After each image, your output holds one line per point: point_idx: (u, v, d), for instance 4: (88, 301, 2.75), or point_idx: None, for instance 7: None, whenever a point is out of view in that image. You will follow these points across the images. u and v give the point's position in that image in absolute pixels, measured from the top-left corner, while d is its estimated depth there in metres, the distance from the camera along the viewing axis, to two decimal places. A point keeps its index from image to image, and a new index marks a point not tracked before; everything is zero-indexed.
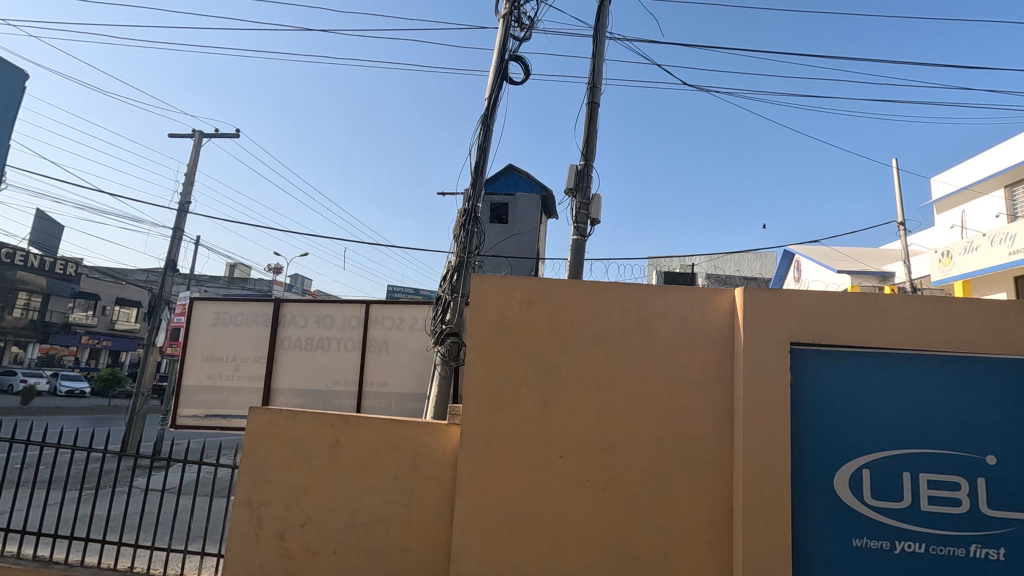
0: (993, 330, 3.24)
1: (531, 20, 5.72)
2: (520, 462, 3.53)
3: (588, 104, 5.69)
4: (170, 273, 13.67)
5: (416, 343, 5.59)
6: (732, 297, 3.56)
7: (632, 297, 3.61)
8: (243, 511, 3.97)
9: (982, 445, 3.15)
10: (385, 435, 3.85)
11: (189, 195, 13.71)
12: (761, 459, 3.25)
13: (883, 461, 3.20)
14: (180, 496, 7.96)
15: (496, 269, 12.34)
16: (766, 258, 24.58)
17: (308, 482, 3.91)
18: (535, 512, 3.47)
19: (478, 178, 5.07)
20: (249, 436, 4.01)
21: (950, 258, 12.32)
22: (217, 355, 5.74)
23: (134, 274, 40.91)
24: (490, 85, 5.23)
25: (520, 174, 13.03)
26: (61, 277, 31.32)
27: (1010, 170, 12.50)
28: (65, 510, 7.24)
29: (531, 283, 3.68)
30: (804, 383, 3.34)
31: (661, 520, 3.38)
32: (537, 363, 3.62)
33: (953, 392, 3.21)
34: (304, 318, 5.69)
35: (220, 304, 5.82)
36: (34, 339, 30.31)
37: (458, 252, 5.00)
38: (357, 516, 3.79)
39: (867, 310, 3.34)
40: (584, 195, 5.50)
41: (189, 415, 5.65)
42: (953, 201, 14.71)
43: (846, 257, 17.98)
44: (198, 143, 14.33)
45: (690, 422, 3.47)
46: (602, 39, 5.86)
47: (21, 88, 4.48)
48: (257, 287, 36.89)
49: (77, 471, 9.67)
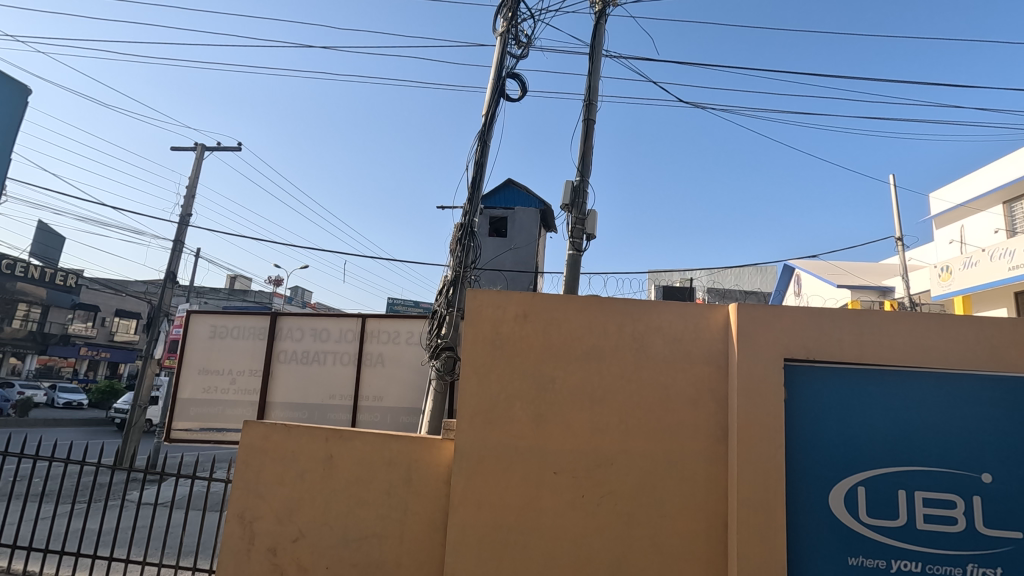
0: (986, 347, 3.24)
1: (528, 38, 5.81)
2: (515, 477, 3.51)
3: (583, 120, 5.75)
4: (171, 284, 13.66)
5: (413, 357, 5.58)
6: (725, 312, 3.56)
7: (626, 311, 3.62)
8: (235, 526, 3.94)
9: (978, 463, 3.13)
10: (379, 450, 3.83)
11: (189, 207, 13.77)
12: (756, 476, 3.23)
13: (878, 478, 3.18)
14: (173, 510, 7.91)
15: (494, 283, 12.32)
16: (766, 271, 24.55)
17: (302, 496, 3.88)
18: (529, 527, 3.44)
19: (474, 194, 5.10)
20: (244, 449, 4.01)
21: (949, 273, 12.32)
22: (212, 368, 5.72)
23: (134, 285, 40.99)
24: (486, 101, 5.28)
25: (520, 189, 13.18)
26: (61, 288, 31.42)
27: (1009, 186, 12.52)
28: (57, 524, 7.17)
29: (527, 298, 3.70)
30: (798, 398, 3.33)
31: (655, 537, 3.36)
32: (531, 377, 3.62)
33: (948, 410, 3.21)
34: (301, 331, 5.68)
35: (217, 317, 5.80)
36: (33, 350, 30.27)
37: (454, 266, 5.01)
38: (350, 531, 3.76)
39: (860, 326, 3.35)
40: (580, 210, 5.54)
41: (183, 428, 5.64)
42: (953, 217, 14.71)
43: (846, 272, 17.99)
44: (200, 156, 14.44)
45: (684, 437, 3.45)
46: (599, 57, 5.94)
47: (25, 103, 4.55)
48: (258, 299, 36.95)
49: (71, 484, 9.61)
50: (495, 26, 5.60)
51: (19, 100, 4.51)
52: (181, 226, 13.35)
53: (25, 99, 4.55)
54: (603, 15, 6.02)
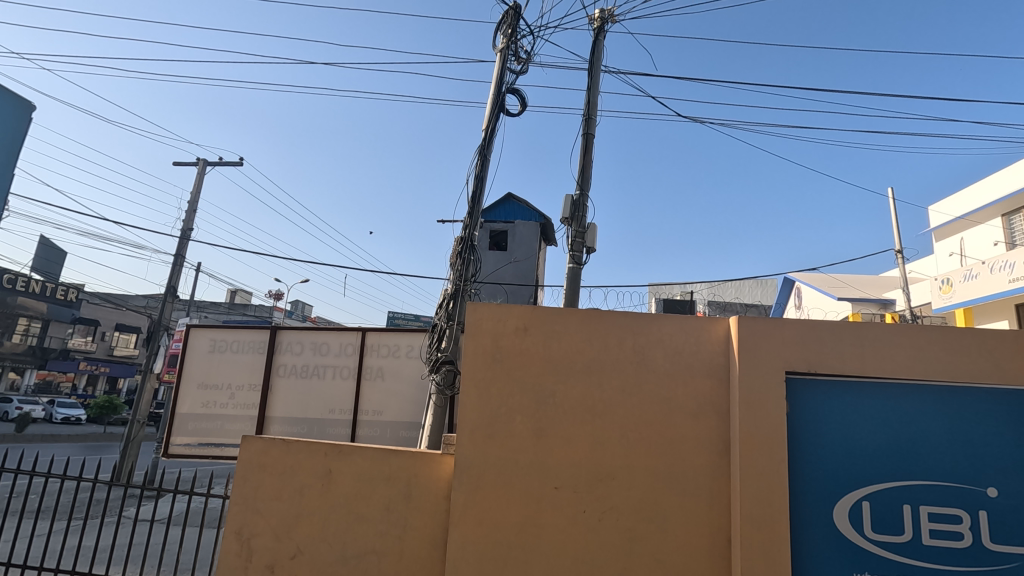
0: (990, 360, 3.22)
1: (527, 54, 5.88)
2: (515, 492, 3.47)
3: (583, 135, 5.79)
4: (172, 298, 13.64)
5: (413, 372, 5.56)
6: (726, 325, 3.56)
7: (626, 325, 3.61)
8: (233, 543, 3.90)
9: (982, 477, 3.11)
10: (378, 465, 3.80)
11: (192, 222, 13.83)
12: (759, 491, 3.19)
13: (883, 493, 3.15)
14: (170, 528, 7.84)
15: (493, 296, 12.33)
16: (766, 284, 24.58)
17: (300, 513, 3.84)
18: (531, 543, 3.39)
19: (475, 207, 5.12)
20: (241, 464, 3.98)
21: (950, 285, 12.30)
22: (211, 383, 5.70)
23: (135, 300, 41.04)
24: (486, 116, 5.32)
25: (519, 203, 13.29)
26: (62, 302, 31.51)
27: (1008, 198, 12.58)
28: (52, 541, 7.10)
29: (527, 311, 3.70)
30: (800, 411, 3.32)
31: (658, 554, 3.31)
32: (531, 391, 3.60)
33: (952, 423, 3.19)
34: (300, 345, 5.67)
35: (217, 331, 5.79)
36: (32, 365, 30.23)
37: (454, 280, 5.01)
38: (349, 547, 3.72)
39: (861, 339, 3.33)
40: (580, 224, 5.56)
41: (181, 443, 5.59)
42: (951, 229, 14.76)
43: (845, 284, 18.00)
44: (202, 171, 14.54)
45: (687, 451, 3.43)
46: (598, 73, 6.00)
47: (27, 118, 4.57)
48: (257, 313, 36.99)
49: (67, 502, 9.55)
50: (495, 42, 5.67)
51: (21, 116, 4.53)
52: (183, 240, 13.40)
53: (28, 115, 4.58)
54: (602, 31, 6.09)
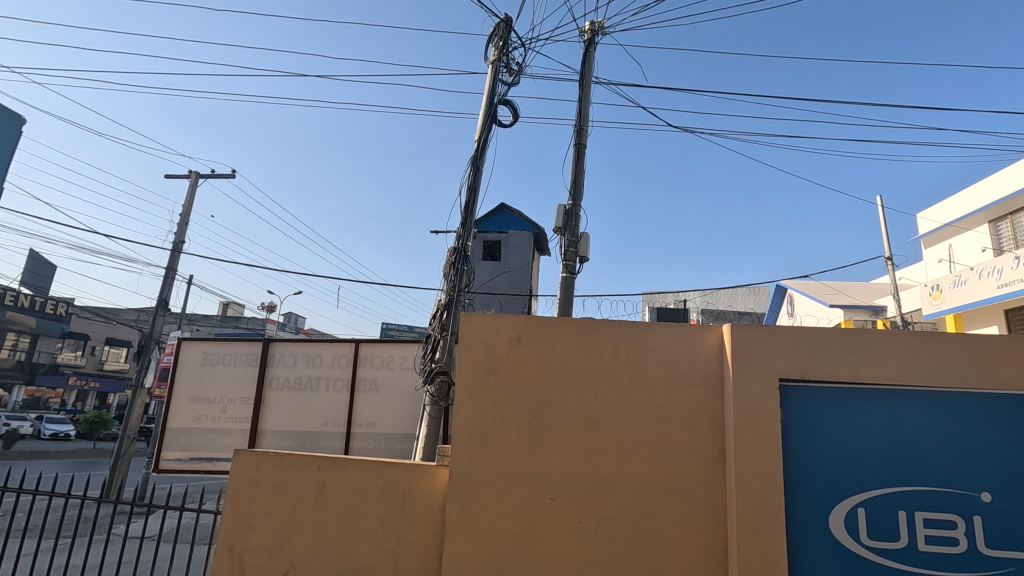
0: (980, 365, 3.24)
1: (519, 66, 5.93)
2: (511, 504, 3.45)
3: (575, 145, 5.83)
4: (163, 312, 13.51)
5: (407, 383, 5.54)
6: (719, 333, 3.58)
7: (620, 334, 3.62)
8: (224, 559, 3.84)
9: (976, 482, 3.12)
10: (372, 479, 3.77)
11: (184, 234, 13.78)
12: (754, 499, 3.19)
13: (878, 499, 3.15)
14: (161, 545, 7.72)
15: (487, 306, 12.33)
16: (759, 292, 24.75)
17: (294, 528, 3.79)
18: (527, 554, 3.36)
19: (468, 218, 5.12)
20: (233, 479, 3.94)
21: (939, 291, 12.43)
22: (203, 397, 5.65)
23: (126, 314, 40.65)
24: (479, 128, 5.36)
25: (513, 213, 13.35)
26: (51, 317, 31.23)
27: (994, 206, 12.74)
28: (41, 561, 6.98)
29: (520, 320, 3.69)
30: (795, 418, 3.32)
31: (655, 563, 3.29)
32: (528, 401, 3.58)
33: (944, 429, 3.20)
34: (293, 358, 5.64)
35: (209, 344, 5.75)
36: (20, 381, 29.84)
37: (448, 290, 5.01)
38: (342, 562, 3.67)
39: (852, 345, 3.35)
40: (572, 233, 5.57)
41: (172, 458, 5.51)
42: (940, 236, 14.92)
43: (837, 291, 18.10)
44: (194, 184, 14.51)
45: (682, 460, 3.42)
46: (589, 84, 6.06)
47: (17, 132, 4.56)
48: (250, 325, 36.77)
49: (55, 522, 9.37)
50: (486, 55, 5.70)
51: (12, 129, 4.52)
52: (174, 253, 13.32)
53: (19, 129, 4.57)
54: (592, 43, 6.15)
